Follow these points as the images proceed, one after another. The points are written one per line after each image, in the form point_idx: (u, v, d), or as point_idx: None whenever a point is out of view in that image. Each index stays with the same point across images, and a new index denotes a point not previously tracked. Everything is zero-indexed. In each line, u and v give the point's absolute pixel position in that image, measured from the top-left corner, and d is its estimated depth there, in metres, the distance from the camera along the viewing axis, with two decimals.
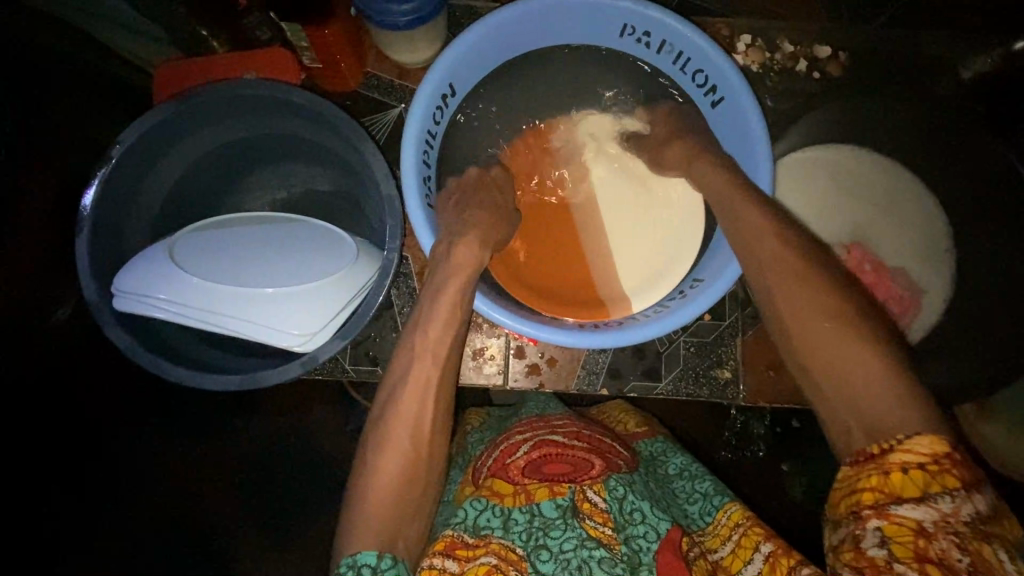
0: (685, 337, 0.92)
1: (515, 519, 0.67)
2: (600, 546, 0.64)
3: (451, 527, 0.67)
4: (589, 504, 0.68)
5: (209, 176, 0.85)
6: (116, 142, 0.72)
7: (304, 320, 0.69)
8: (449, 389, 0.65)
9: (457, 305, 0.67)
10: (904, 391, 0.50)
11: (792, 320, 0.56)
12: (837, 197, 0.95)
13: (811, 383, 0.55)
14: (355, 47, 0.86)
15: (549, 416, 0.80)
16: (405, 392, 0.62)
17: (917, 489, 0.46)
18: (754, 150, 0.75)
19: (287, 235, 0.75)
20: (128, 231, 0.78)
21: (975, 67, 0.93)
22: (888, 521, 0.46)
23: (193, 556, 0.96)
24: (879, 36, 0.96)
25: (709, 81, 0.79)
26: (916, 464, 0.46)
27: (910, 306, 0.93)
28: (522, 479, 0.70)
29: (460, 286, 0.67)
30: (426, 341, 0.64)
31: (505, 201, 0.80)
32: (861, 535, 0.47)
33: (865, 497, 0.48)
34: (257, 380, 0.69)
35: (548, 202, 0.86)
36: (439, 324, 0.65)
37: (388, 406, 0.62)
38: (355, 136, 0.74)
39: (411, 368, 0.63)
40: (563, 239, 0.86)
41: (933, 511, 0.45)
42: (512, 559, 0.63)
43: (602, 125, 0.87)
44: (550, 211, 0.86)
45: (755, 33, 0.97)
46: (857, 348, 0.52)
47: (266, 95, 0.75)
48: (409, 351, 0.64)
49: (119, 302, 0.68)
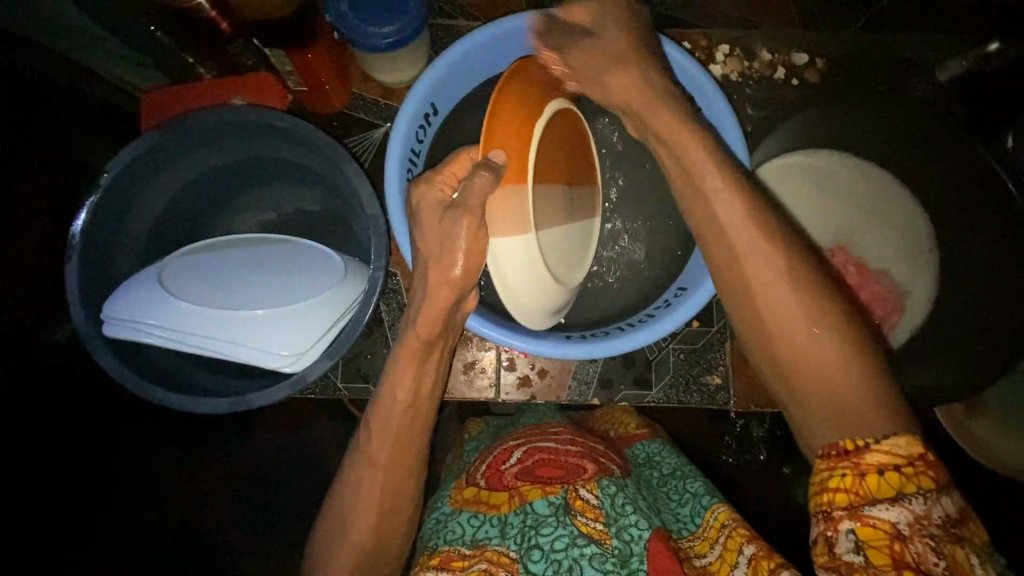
0: (674, 344, 0.92)
1: (510, 524, 0.69)
2: (591, 544, 0.65)
3: (448, 542, 0.70)
4: (582, 501, 0.69)
5: (199, 203, 0.86)
6: (104, 171, 0.73)
7: (292, 341, 0.70)
8: (428, 424, 0.70)
9: (432, 386, 0.70)
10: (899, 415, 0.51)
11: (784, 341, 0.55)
12: (818, 199, 0.96)
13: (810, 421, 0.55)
14: (338, 67, 0.88)
15: (544, 424, 0.83)
16: (353, 505, 0.66)
17: (889, 491, 0.47)
18: (732, 161, 0.77)
19: (276, 255, 0.75)
20: (119, 258, 0.79)
21: (951, 70, 0.94)
22: (861, 523, 0.47)
23: (193, 558, 0.98)
24: (853, 42, 0.99)
25: (686, 93, 0.81)
26: (891, 465, 0.48)
27: (895, 307, 0.94)
28: (515, 483, 0.73)
29: (435, 368, 0.70)
30: (376, 451, 0.67)
31: (442, 232, 0.63)
32: (835, 539, 0.48)
33: (839, 499, 0.48)
34: (250, 401, 0.70)
35: (524, 134, 0.66)
36: (388, 446, 0.67)
37: (334, 526, 0.66)
38: (340, 159, 0.75)
39: (392, 418, 0.67)
40: (544, 156, 0.71)
41: (906, 512, 0.46)
42: (503, 562, 0.65)
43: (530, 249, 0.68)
44: (522, 134, 0.66)
45: (733, 43, 0.98)
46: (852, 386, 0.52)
47: (253, 121, 0.76)
48: (389, 408, 0.67)
49: (111, 328, 0.69)
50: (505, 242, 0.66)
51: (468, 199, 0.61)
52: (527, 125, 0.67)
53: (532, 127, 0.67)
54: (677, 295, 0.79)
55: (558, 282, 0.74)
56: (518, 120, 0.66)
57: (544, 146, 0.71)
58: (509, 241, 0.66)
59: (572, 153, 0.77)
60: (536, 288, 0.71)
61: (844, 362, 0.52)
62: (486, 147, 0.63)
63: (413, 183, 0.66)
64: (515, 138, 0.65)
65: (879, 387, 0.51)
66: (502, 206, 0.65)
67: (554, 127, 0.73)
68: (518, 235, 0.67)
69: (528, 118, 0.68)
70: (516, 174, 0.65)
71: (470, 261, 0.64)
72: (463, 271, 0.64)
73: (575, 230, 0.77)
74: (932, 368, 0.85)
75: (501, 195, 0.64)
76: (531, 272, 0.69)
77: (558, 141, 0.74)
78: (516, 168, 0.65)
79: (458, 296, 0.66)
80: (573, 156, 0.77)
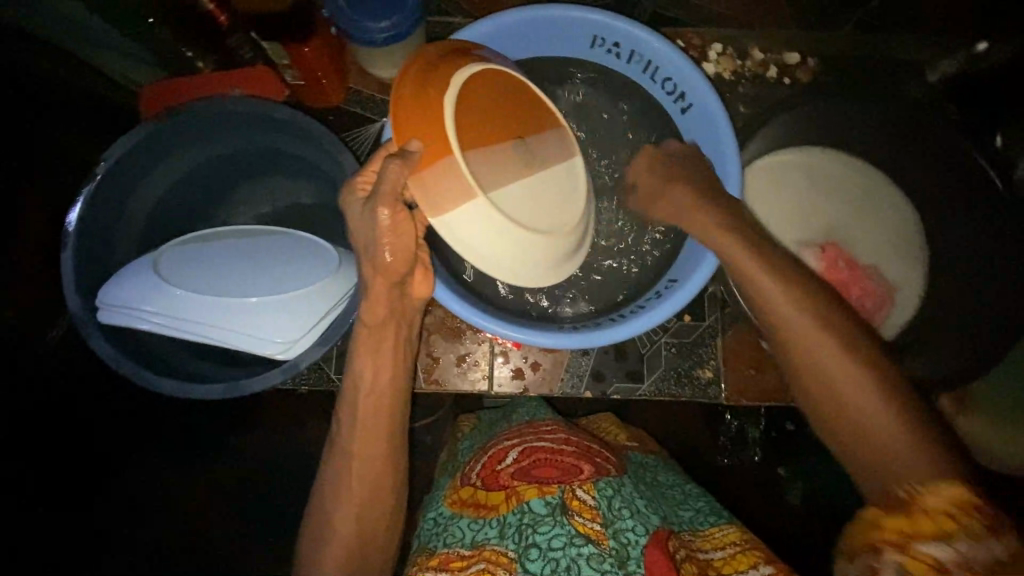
0: (666, 338, 0.92)
1: (508, 523, 0.70)
2: (589, 543, 0.66)
3: (448, 544, 0.71)
4: (578, 501, 0.70)
5: (198, 193, 0.87)
6: (101, 160, 0.74)
7: (286, 329, 0.71)
8: (399, 412, 0.73)
9: (392, 375, 0.72)
10: (923, 445, 0.58)
11: (815, 360, 0.64)
12: (810, 196, 0.97)
13: (834, 438, 0.64)
14: (336, 62, 0.89)
15: (537, 422, 0.81)
16: (346, 498, 0.68)
17: (937, 530, 0.52)
18: (724, 154, 0.78)
19: (270, 247, 0.76)
20: (115, 245, 0.80)
21: (942, 69, 0.97)
22: (911, 557, 0.52)
23: (190, 548, 0.99)
24: (846, 42, 0.99)
25: (678, 88, 0.83)
26: (941, 510, 0.53)
27: (884, 300, 0.94)
28: (511, 482, 0.74)
29: (393, 357, 0.72)
30: (359, 445, 0.69)
31: (377, 237, 0.65)
32: (879, 567, 0.53)
33: (890, 535, 0.54)
34: (242, 388, 0.69)
35: (427, 104, 0.65)
36: (369, 439, 0.69)
37: (327, 518, 0.68)
38: (335, 149, 0.76)
39: (356, 404, 0.70)
40: (477, 119, 0.68)
41: (952, 551, 0.51)
42: (502, 561, 0.67)
43: (480, 215, 0.66)
44: (424, 104, 0.65)
45: (726, 42, 1.00)
46: (861, 395, 0.61)
47: (250, 112, 0.77)
48: (353, 396, 0.70)
49: (106, 314, 0.69)
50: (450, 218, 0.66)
51: (382, 184, 0.61)
52: (432, 95, 0.65)
53: (440, 92, 0.65)
54: (664, 286, 0.81)
55: (523, 240, 0.69)
56: (424, 95, 0.65)
57: (479, 106, 0.68)
58: (453, 215, 0.66)
59: (527, 106, 0.72)
60: (500, 257, 0.69)
61: (889, 413, 0.60)
62: (401, 137, 0.65)
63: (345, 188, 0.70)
64: (425, 115, 0.65)
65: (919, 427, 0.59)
66: (435, 183, 0.64)
67: (483, 83, 0.69)
68: (460, 207, 0.65)
69: (436, 84, 0.66)
70: (439, 145, 0.64)
71: (398, 244, 0.65)
72: (393, 252, 0.65)
73: (541, 192, 0.72)
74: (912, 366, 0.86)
75: (425, 172, 0.64)
76: (485, 241, 0.67)
77: (493, 96, 0.69)
78: (435, 141, 0.64)
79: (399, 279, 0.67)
80: (528, 112, 0.72)
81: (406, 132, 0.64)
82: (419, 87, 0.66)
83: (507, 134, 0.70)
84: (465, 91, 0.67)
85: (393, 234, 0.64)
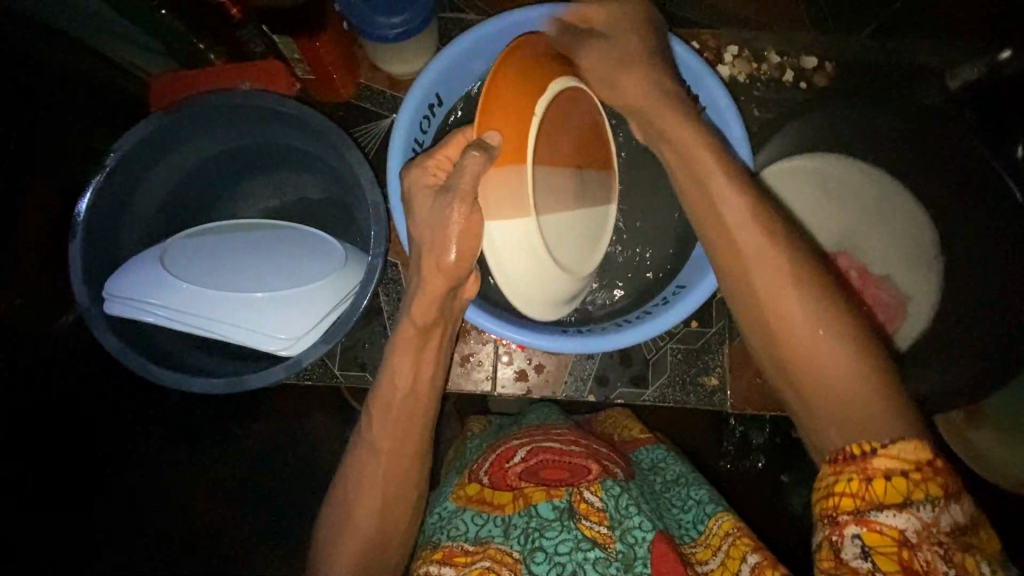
0: (672, 344, 0.91)
1: (514, 524, 0.69)
2: (594, 547, 0.66)
3: (450, 536, 0.70)
4: (585, 504, 0.69)
5: (205, 186, 0.87)
6: (109, 150, 0.74)
7: (289, 325, 0.71)
8: (430, 418, 0.72)
9: (431, 375, 0.72)
10: (887, 393, 0.51)
11: (766, 298, 0.55)
12: (824, 204, 0.95)
13: (783, 383, 0.56)
14: (347, 57, 0.88)
15: (548, 426, 0.81)
16: (359, 500, 0.67)
17: (896, 495, 0.47)
18: (737, 159, 0.77)
19: (278, 241, 0.76)
20: (121, 237, 0.80)
21: (963, 77, 0.92)
22: (868, 528, 0.47)
23: (194, 539, 1.01)
24: (865, 47, 0.97)
25: (692, 91, 0.82)
26: (899, 471, 0.47)
27: (896, 314, 0.93)
28: (518, 483, 0.73)
29: (435, 358, 0.71)
30: (380, 444, 0.69)
31: (437, 236, 0.62)
32: (840, 543, 0.48)
33: (844, 503, 0.48)
34: (244, 383, 0.69)
35: (521, 104, 0.61)
36: (386, 441, 0.69)
37: (338, 521, 0.68)
38: (343, 144, 0.76)
39: (393, 406, 0.69)
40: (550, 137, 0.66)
41: (914, 521, 0.46)
42: (507, 561, 0.66)
43: (535, 233, 0.63)
44: (518, 102, 0.61)
45: (742, 44, 0.98)
46: (822, 339, 0.53)
47: (260, 106, 0.77)
48: (389, 399, 0.70)
49: (111, 305, 0.69)
50: (507, 228, 0.63)
51: (460, 180, 0.58)
52: (528, 96, 0.62)
53: (535, 98, 0.62)
54: (673, 292, 0.81)
55: (560, 275, 0.69)
56: (520, 92, 0.61)
57: (556, 125, 0.66)
58: (513, 224, 0.62)
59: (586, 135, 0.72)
60: (543, 274, 0.67)
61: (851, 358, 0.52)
62: (481, 126, 0.60)
63: (409, 167, 0.67)
64: (514, 113, 0.60)
65: (873, 363, 0.52)
66: (500, 190, 0.61)
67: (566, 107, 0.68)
68: (518, 219, 0.62)
69: (531, 87, 0.62)
70: (518, 153, 0.61)
71: (464, 246, 0.62)
72: (458, 251, 0.62)
73: (580, 223, 0.73)
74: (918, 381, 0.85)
75: (494, 177, 0.60)
76: (540, 259, 0.65)
77: (571, 125, 0.69)
78: (516, 143, 0.61)
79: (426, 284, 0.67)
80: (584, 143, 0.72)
81: (493, 127, 0.60)
82: (516, 80, 0.61)
83: (568, 162, 0.70)
84: (553, 110, 0.65)
85: (462, 239, 0.62)
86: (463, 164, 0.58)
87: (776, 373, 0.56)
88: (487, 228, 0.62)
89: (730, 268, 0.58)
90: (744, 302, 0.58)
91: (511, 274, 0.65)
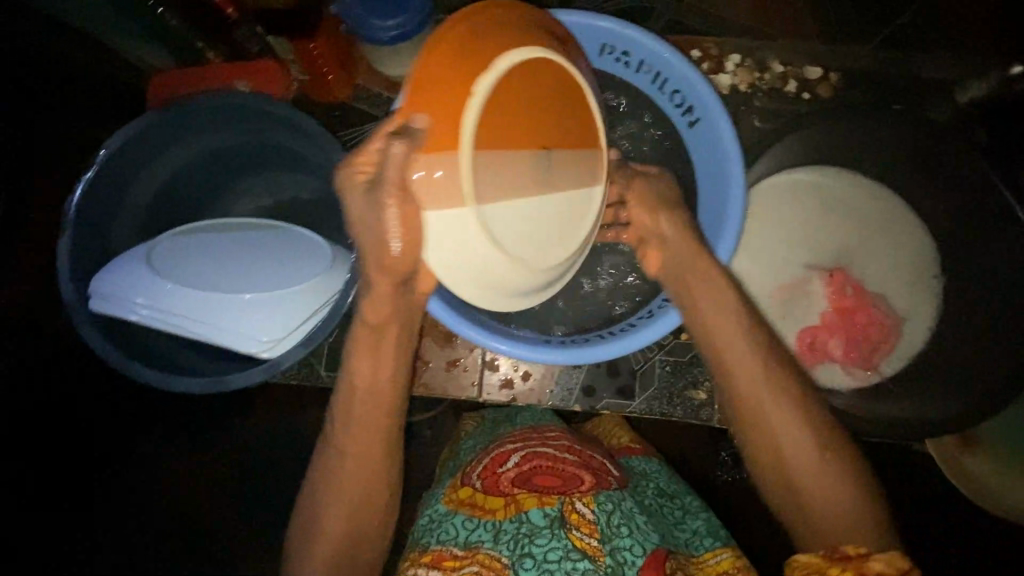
0: (661, 355, 0.90)
1: (504, 530, 0.70)
2: (584, 559, 0.65)
3: (440, 540, 0.71)
4: (577, 515, 0.69)
5: (198, 184, 0.88)
6: (102, 147, 0.75)
7: (270, 327, 0.71)
8: (397, 419, 0.74)
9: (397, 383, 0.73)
10: (864, 513, 0.66)
11: (777, 420, 0.69)
12: (822, 219, 0.93)
13: (785, 496, 0.69)
14: (343, 58, 0.88)
15: (543, 428, 0.81)
16: (329, 506, 0.70)
17: None
18: (728, 174, 0.76)
19: (265, 243, 0.76)
20: (112, 234, 0.81)
21: (972, 92, 0.92)
22: None
23: (188, 531, 1.03)
24: (871, 59, 0.95)
25: (686, 101, 0.80)
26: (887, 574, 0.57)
27: (891, 334, 0.91)
28: (511, 490, 0.73)
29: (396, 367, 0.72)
30: (352, 450, 0.71)
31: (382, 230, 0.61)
32: None
33: None
34: (223, 384, 0.70)
35: (455, 81, 0.56)
36: (358, 447, 0.71)
37: (315, 522, 0.70)
38: (330, 148, 0.76)
39: (354, 411, 0.71)
40: (511, 113, 0.58)
41: None
42: (495, 567, 0.67)
43: (474, 220, 0.57)
44: (453, 80, 0.56)
45: (744, 53, 0.96)
46: (817, 460, 0.68)
47: (253, 108, 0.78)
48: (350, 404, 0.72)
49: (97, 303, 0.70)
50: (444, 217, 0.58)
51: (386, 171, 0.58)
52: (470, 72, 0.56)
53: (479, 72, 0.56)
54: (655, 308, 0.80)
55: (516, 269, 0.62)
56: (459, 70, 0.57)
57: (521, 98, 0.58)
58: (450, 213, 0.58)
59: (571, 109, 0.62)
60: (492, 269, 0.61)
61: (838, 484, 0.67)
62: (412, 112, 0.58)
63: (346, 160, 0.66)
64: (450, 92, 0.56)
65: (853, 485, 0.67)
66: (433, 174, 0.57)
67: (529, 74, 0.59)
68: (455, 205, 0.57)
69: (477, 60, 0.57)
70: (451, 133, 0.56)
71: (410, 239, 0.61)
72: (403, 244, 0.61)
73: (558, 213, 0.64)
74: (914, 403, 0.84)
75: (427, 163, 0.57)
76: (483, 252, 0.59)
77: (537, 94, 0.59)
78: (450, 124, 0.56)
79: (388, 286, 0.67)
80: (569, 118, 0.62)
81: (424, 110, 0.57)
82: (454, 57, 0.57)
83: (542, 140, 0.61)
84: (505, 79, 0.57)
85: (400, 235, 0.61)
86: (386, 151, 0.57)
87: (779, 479, 0.70)
88: (427, 220, 0.59)
89: (743, 402, 0.71)
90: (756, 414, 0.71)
91: (450, 268, 0.62)
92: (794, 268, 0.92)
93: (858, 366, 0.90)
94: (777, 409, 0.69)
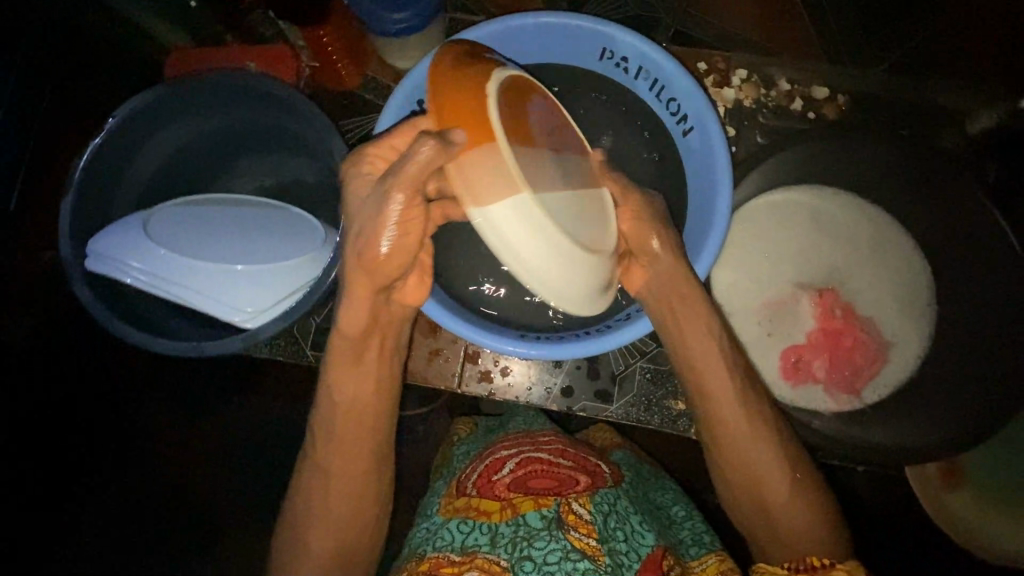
0: (642, 362, 0.90)
1: (502, 533, 0.69)
2: (584, 558, 0.65)
3: (437, 548, 0.70)
4: (574, 515, 0.69)
5: (200, 161, 0.90)
6: (111, 115, 0.79)
7: (252, 298, 0.73)
8: (378, 423, 0.75)
9: (372, 376, 0.74)
10: (827, 529, 0.69)
11: (743, 442, 0.72)
12: (817, 239, 0.92)
13: (751, 514, 0.72)
14: (351, 47, 0.90)
15: (536, 433, 0.80)
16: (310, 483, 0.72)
17: None
18: (716, 183, 0.76)
19: (259, 219, 0.79)
20: (114, 200, 0.84)
21: (981, 123, 0.92)
22: None
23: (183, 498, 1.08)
24: (880, 81, 0.94)
25: (681, 110, 0.81)
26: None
27: (878, 358, 0.89)
28: (507, 494, 0.72)
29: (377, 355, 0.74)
30: (336, 438, 0.72)
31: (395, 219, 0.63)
32: None
33: None
34: (201, 349, 0.72)
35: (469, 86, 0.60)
36: (334, 431, 0.72)
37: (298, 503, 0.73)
38: (327, 131, 0.79)
39: (329, 425, 0.73)
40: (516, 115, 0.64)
41: None
42: (495, 572, 0.66)
43: (530, 206, 0.59)
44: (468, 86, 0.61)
45: (752, 69, 0.95)
46: (783, 481, 0.71)
47: (255, 87, 0.81)
48: (325, 414, 0.73)
49: (90, 260, 0.73)
50: (498, 210, 0.59)
51: (409, 167, 0.59)
52: (479, 80, 0.61)
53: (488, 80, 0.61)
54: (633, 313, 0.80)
55: (573, 255, 0.63)
56: (468, 79, 0.61)
57: (522, 105, 0.65)
58: (501, 205, 0.59)
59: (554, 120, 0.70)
60: (551, 260, 0.61)
61: (801, 499, 0.70)
62: (442, 122, 0.60)
63: (347, 162, 0.69)
64: (469, 96, 0.60)
65: (815, 502, 0.71)
66: (478, 166, 0.58)
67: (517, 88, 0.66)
68: (512, 195, 0.59)
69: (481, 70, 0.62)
70: (485, 130, 0.59)
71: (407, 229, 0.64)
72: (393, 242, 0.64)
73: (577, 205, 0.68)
74: (898, 431, 0.83)
75: (470, 156, 0.58)
76: (540, 242, 0.60)
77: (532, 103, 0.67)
78: (481, 123, 0.59)
79: (378, 283, 0.68)
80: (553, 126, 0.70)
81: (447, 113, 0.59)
82: (456, 70, 0.62)
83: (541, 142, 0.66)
84: (505, 87, 0.63)
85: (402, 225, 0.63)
86: (422, 146, 0.57)
87: (749, 504, 0.72)
88: (478, 214, 0.59)
89: (712, 429, 0.75)
90: (722, 442, 0.74)
91: (518, 259, 0.60)
92: (781, 285, 0.91)
93: (842, 390, 0.89)
94: (753, 439, 0.72)
